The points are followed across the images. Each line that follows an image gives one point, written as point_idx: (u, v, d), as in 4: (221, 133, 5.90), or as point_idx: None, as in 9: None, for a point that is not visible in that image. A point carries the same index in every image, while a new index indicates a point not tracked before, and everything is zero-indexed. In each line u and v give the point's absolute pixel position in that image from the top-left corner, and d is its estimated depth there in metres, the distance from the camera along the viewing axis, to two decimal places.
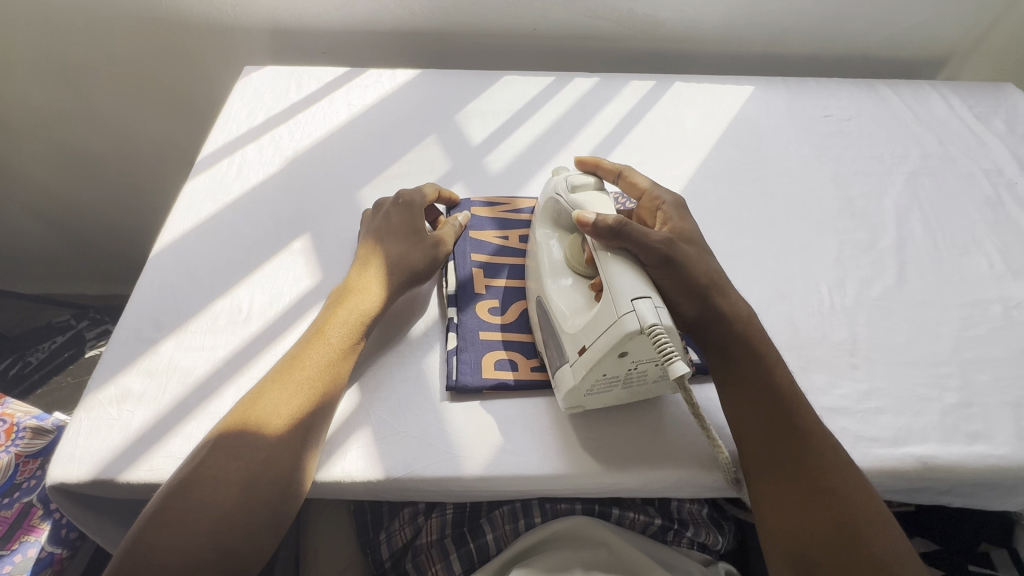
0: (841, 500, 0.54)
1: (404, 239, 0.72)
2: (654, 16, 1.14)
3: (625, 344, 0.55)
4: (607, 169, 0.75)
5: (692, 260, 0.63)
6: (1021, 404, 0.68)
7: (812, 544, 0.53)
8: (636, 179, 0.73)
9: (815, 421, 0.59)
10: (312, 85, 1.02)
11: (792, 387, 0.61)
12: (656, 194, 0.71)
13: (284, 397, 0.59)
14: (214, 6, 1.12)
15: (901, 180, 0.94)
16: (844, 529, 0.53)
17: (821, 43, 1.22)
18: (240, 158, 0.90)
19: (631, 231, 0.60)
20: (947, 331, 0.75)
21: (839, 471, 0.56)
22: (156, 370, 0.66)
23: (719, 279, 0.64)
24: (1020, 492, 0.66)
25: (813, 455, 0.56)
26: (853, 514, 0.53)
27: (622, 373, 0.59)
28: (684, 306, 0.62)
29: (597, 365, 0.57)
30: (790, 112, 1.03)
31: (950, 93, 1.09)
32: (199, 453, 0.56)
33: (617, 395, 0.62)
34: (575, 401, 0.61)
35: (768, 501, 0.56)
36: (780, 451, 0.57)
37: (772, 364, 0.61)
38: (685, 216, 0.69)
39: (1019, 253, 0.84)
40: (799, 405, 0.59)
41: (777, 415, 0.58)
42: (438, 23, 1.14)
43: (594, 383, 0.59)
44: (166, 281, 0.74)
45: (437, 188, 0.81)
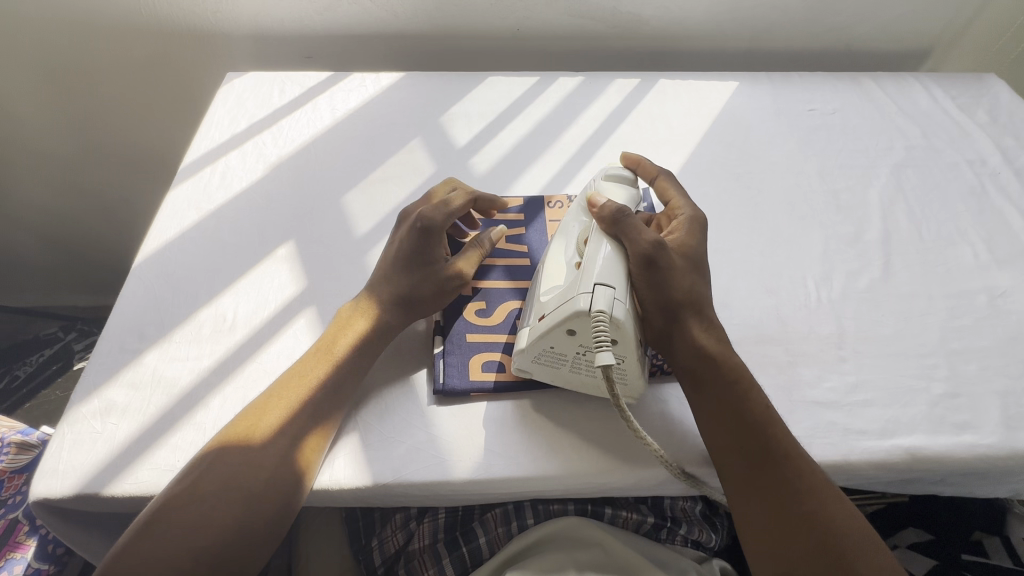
0: (822, 522, 0.54)
1: (421, 270, 0.69)
2: (637, 14, 1.14)
3: (572, 321, 0.58)
4: (647, 170, 0.78)
5: (676, 274, 0.62)
6: (1008, 393, 0.69)
7: (794, 566, 0.53)
8: (668, 186, 0.75)
9: (793, 441, 0.59)
10: (295, 90, 1.02)
11: (768, 410, 0.60)
12: (678, 203, 0.72)
13: (286, 416, 0.59)
14: (193, 13, 1.11)
15: (886, 173, 0.94)
16: (826, 551, 0.53)
17: (805, 37, 1.22)
18: (224, 165, 0.90)
19: (626, 225, 0.62)
20: (934, 322, 0.76)
21: (821, 493, 0.55)
22: (140, 381, 0.66)
23: (699, 301, 0.63)
24: (1009, 481, 0.66)
25: (791, 476, 0.56)
26: (834, 532, 0.53)
27: (570, 354, 0.61)
28: (652, 316, 0.62)
29: (545, 334, 0.60)
30: (775, 107, 1.03)
31: (933, 84, 1.09)
32: (196, 465, 0.55)
33: (564, 376, 0.64)
34: (524, 364, 0.64)
35: (750, 521, 0.56)
36: (757, 474, 0.57)
37: (749, 386, 0.61)
38: (697, 234, 0.68)
39: (1004, 242, 0.85)
40: (775, 428, 0.59)
41: (751, 441, 0.58)
42: (421, 26, 1.14)
43: (540, 351, 0.62)
44: (150, 291, 0.74)
45: (466, 191, 0.74)
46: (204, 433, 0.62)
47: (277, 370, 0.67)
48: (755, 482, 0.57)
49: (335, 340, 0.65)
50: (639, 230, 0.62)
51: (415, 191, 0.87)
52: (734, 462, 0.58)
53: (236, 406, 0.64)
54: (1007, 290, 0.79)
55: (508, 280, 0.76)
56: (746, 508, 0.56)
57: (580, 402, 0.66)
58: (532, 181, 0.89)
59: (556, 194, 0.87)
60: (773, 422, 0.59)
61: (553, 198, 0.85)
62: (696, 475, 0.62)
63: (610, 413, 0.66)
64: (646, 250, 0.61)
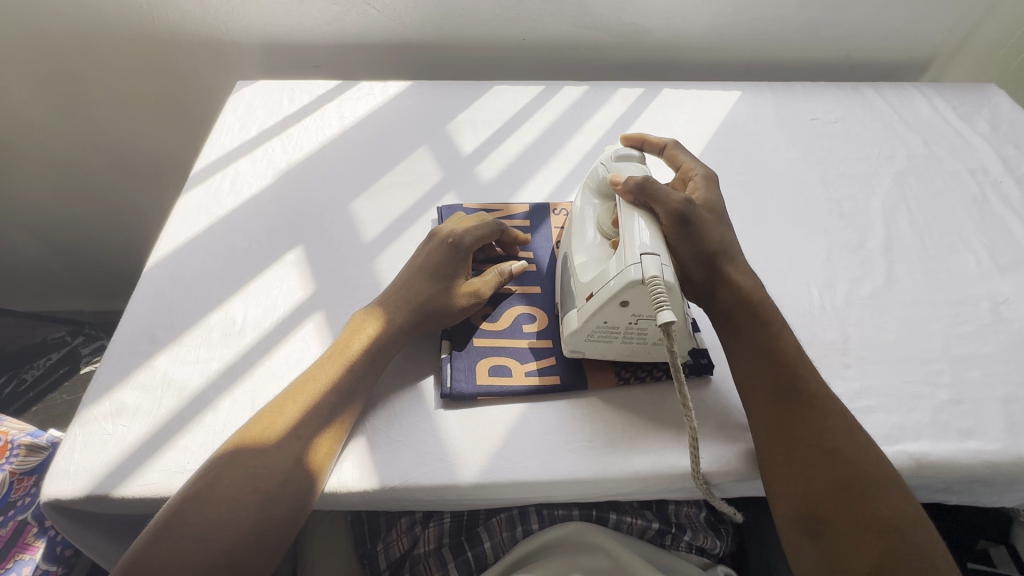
0: (847, 461, 0.55)
1: (441, 282, 0.70)
2: (641, 25, 1.15)
3: (626, 293, 0.58)
4: (653, 143, 0.79)
5: (707, 227, 0.65)
6: (1012, 399, 0.69)
7: (821, 505, 0.54)
8: (677, 154, 0.77)
9: (822, 386, 0.60)
10: (304, 98, 1.03)
11: (799, 356, 0.61)
12: (690, 166, 0.75)
13: (300, 420, 0.59)
14: (205, 23, 1.13)
15: (888, 181, 0.95)
16: (853, 489, 0.53)
17: (807, 48, 1.23)
18: (233, 172, 0.91)
19: (653, 190, 0.63)
20: (937, 329, 0.76)
21: (847, 436, 0.56)
22: (151, 384, 0.66)
23: (731, 249, 0.66)
24: (1015, 488, 0.67)
25: (818, 418, 0.57)
26: (859, 473, 0.54)
27: (622, 326, 0.63)
28: (693, 271, 0.64)
29: (599, 310, 0.61)
30: (778, 116, 1.04)
31: (934, 94, 1.10)
32: (211, 469, 0.56)
33: (617, 346, 0.66)
34: (576, 344, 0.66)
35: (775, 466, 0.57)
36: (787, 416, 0.58)
37: (780, 330, 0.63)
38: (714, 187, 0.71)
39: (1006, 250, 0.85)
40: (805, 371, 0.60)
41: (781, 384, 0.60)
42: (429, 36, 1.15)
43: (595, 328, 0.64)
44: (161, 295, 0.75)
45: (502, 230, 0.75)
46: (213, 435, 0.62)
47: (284, 373, 0.68)
48: (784, 424, 0.58)
49: (355, 352, 0.65)
50: (666, 191, 0.63)
51: (422, 197, 0.88)
52: (763, 405, 0.59)
53: (245, 409, 0.65)
54: (1010, 297, 0.79)
55: (514, 287, 0.76)
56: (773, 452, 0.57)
57: (586, 406, 0.67)
58: (538, 188, 0.90)
59: (561, 200, 0.88)
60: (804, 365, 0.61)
61: (558, 205, 0.86)
62: (710, 480, 0.62)
63: (616, 417, 0.66)
64: (678, 208, 0.62)
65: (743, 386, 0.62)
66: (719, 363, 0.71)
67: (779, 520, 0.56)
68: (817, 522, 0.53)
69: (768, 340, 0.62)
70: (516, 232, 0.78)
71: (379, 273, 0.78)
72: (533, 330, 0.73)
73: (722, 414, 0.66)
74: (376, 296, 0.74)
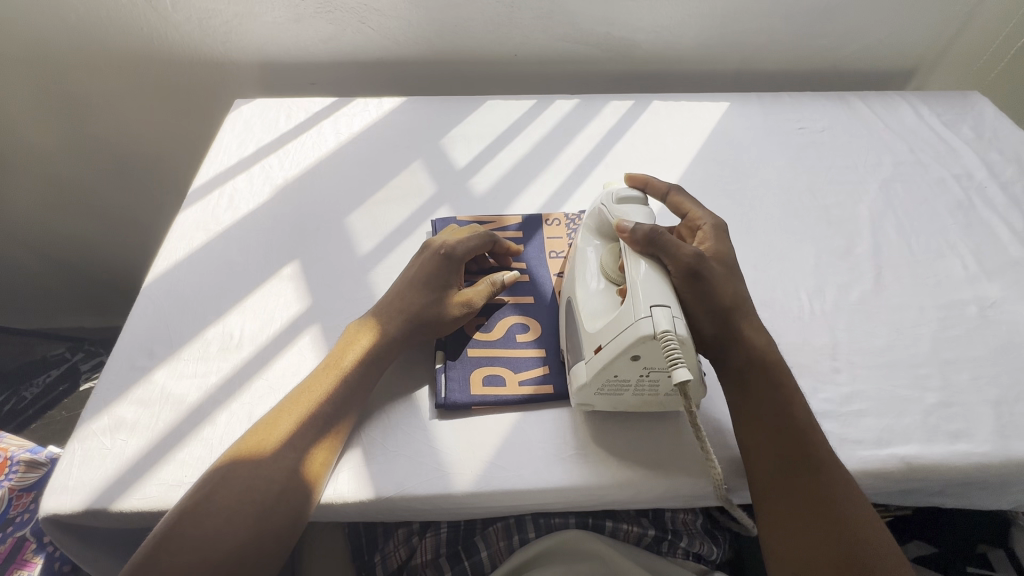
0: (852, 529, 0.55)
1: (433, 292, 0.71)
2: (630, 39, 1.18)
3: (637, 347, 0.57)
4: (657, 187, 0.78)
5: (719, 281, 0.65)
6: (1000, 401, 0.70)
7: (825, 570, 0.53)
8: (682, 201, 0.76)
9: (830, 450, 0.60)
10: (301, 115, 1.05)
11: (809, 419, 0.62)
12: (697, 215, 0.74)
13: (298, 430, 0.60)
14: (204, 42, 1.16)
15: (875, 188, 0.97)
16: (856, 558, 0.53)
17: (793, 59, 1.26)
18: (231, 188, 0.93)
19: (664, 242, 0.63)
20: (925, 332, 0.77)
21: (853, 503, 0.57)
22: (149, 399, 0.67)
23: (742, 303, 0.67)
24: (1007, 490, 0.67)
25: (825, 483, 0.57)
26: (863, 541, 0.54)
27: (633, 379, 0.61)
28: (704, 325, 0.65)
29: (609, 364, 0.60)
30: (766, 126, 1.06)
31: (919, 102, 1.12)
32: (210, 479, 0.57)
33: (628, 399, 0.64)
34: (585, 398, 0.64)
35: (778, 527, 0.57)
36: (794, 479, 0.58)
37: (791, 390, 0.63)
38: (723, 239, 0.71)
39: (992, 254, 0.87)
40: (813, 433, 0.61)
41: (790, 445, 0.60)
42: (423, 52, 1.18)
43: (604, 382, 0.62)
44: (160, 311, 0.76)
45: (493, 241, 0.77)
46: (209, 448, 0.63)
47: (280, 385, 0.68)
48: (791, 486, 0.58)
49: (350, 363, 0.66)
50: (678, 244, 0.63)
51: (417, 211, 0.90)
52: (769, 466, 0.59)
53: (241, 422, 0.65)
54: (997, 301, 0.80)
55: (508, 298, 0.77)
56: (776, 511, 0.57)
57: (580, 414, 0.68)
58: (531, 201, 0.92)
59: (554, 212, 0.89)
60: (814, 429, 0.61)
61: (551, 216, 0.87)
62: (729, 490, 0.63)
63: (610, 425, 0.67)
64: (689, 263, 0.63)
65: (746, 445, 0.62)
66: (708, 368, 0.72)
67: None
68: None
69: (777, 401, 0.62)
70: (508, 242, 0.79)
71: (374, 285, 0.79)
72: (527, 340, 0.74)
73: (713, 420, 0.67)
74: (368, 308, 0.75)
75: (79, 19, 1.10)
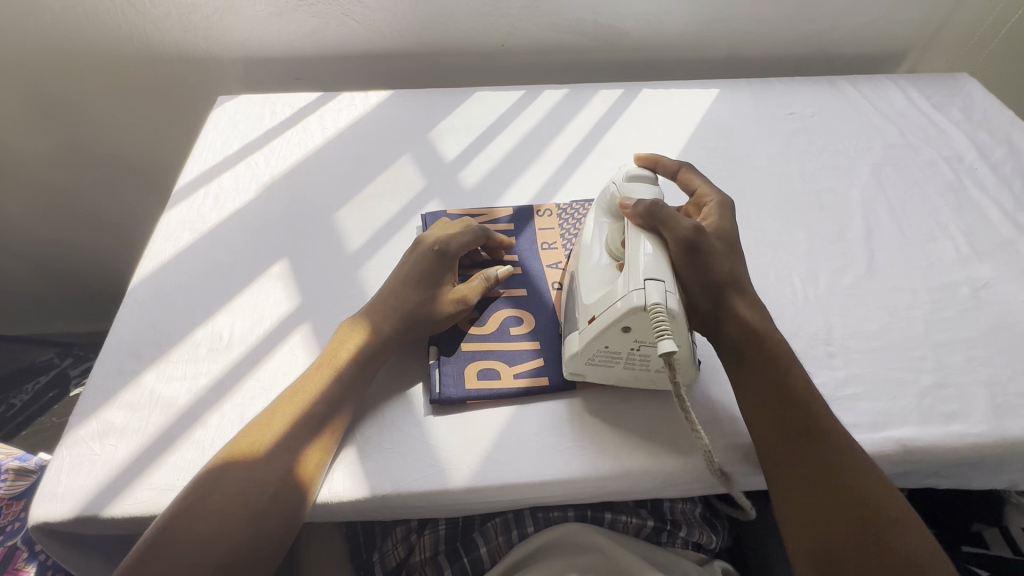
0: (860, 495, 0.54)
1: (426, 289, 0.70)
2: (618, 27, 1.17)
3: (628, 318, 0.58)
4: (667, 166, 0.79)
5: (717, 256, 0.64)
6: (994, 381, 0.70)
7: (836, 541, 0.53)
8: (691, 177, 0.76)
9: (831, 417, 0.60)
10: (286, 111, 1.04)
11: (808, 387, 0.61)
12: (705, 191, 0.74)
13: (291, 430, 0.60)
14: (185, 39, 1.13)
15: (866, 172, 0.96)
16: (867, 524, 0.53)
17: (782, 44, 1.25)
18: (216, 187, 0.91)
19: (663, 214, 0.63)
20: (918, 315, 0.77)
21: (859, 467, 0.56)
22: (138, 402, 0.66)
23: (741, 280, 0.66)
24: (1002, 469, 0.68)
25: (829, 452, 0.57)
26: (873, 505, 0.54)
27: (624, 351, 0.62)
28: (699, 300, 0.63)
29: (601, 334, 0.61)
30: (757, 112, 1.06)
31: (908, 85, 1.12)
32: (201, 481, 0.56)
33: (619, 371, 0.65)
34: (576, 367, 0.65)
35: (787, 498, 0.56)
36: (797, 449, 0.58)
37: (787, 358, 0.62)
38: (728, 216, 0.71)
39: (984, 235, 0.87)
40: (813, 401, 0.60)
41: (791, 416, 0.59)
42: (409, 44, 1.16)
43: (596, 352, 0.63)
44: (147, 313, 0.74)
45: (486, 235, 0.76)
46: (201, 451, 0.62)
47: (272, 385, 0.68)
48: (794, 457, 0.57)
49: (343, 361, 0.65)
50: (676, 215, 0.63)
51: (407, 205, 0.89)
52: (772, 439, 0.59)
53: (233, 423, 0.64)
54: (989, 281, 0.81)
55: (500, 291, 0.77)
56: (783, 482, 0.57)
57: (577, 405, 0.67)
58: (522, 193, 0.91)
59: (545, 203, 0.89)
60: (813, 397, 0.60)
61: (542, 208, 0.87)
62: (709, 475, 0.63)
63: (609, 416, 0.66)
64: (687, 237, 0.62)
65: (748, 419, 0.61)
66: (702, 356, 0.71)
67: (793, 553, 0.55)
68: (831, 559, 0.53)
69: (776, 374, 0.61)
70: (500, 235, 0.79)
71: (366, 281, 0.78)
72: (521, 333, 0.73)
73: (709, 408, 0.67)
74: (360, 306, 0.74)
75: (55, 18, 1.08)
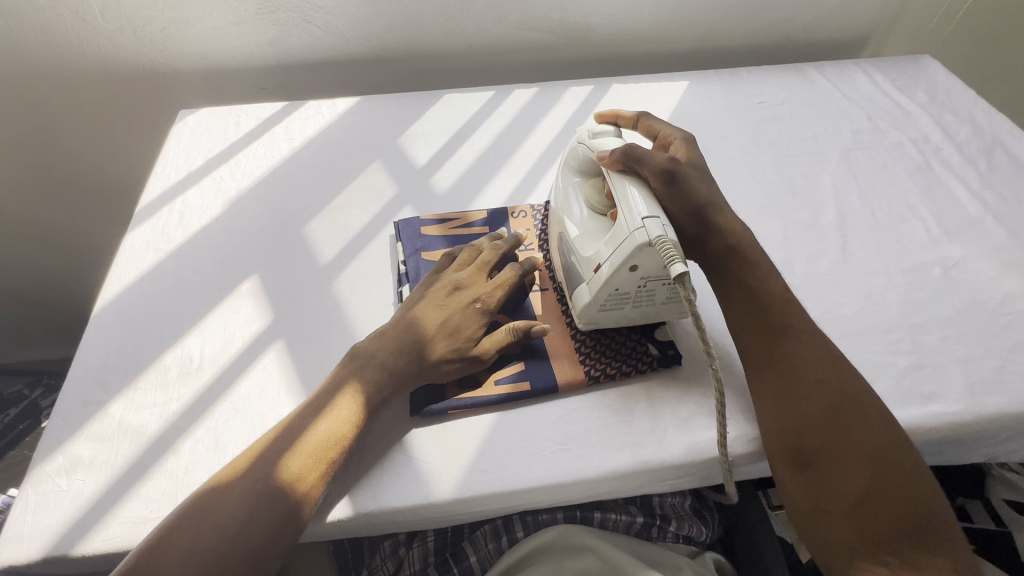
0: (831, 391, 0.59)
1: (444, 328, 0.66)
2: (585, 22, 1.16)
3: (636, 257, 0.59)
4: (626, 117, 0.80)
5: (693, 183, 0.67)
6: (968, 359, 0.71)
7: (808, 436, 0.58)
8: (651, 123, 0.79)
9: (811, 325, 0.64)
10: (250, 122, 1.01)
11: (787, 296, 0.66)
12: (668, 132, 0.77)
13: (279, 451, 0.58)
14: (141, 52, 1.10)
15: (836, 157, 0.97)
16: (837, 418, 0.58)
17: (748, 34, 1.26)
18: (181, 204, 0.88)
19: (637, 154, 0.64)
20: (893, 297, 0.78)
21: (836, 368, 0.61)
22: (106, 434, 0.63)
23: (718, 201, 0.69)
24: (980, 445, 0.68)
25: (806, 354, 0.62)
26: (844, 402, 0.59)
27: (633, 291, 0.63)
28: (685, 224, 0.67)
29: (610, 279, 0.61)
30: (726, 103, 1.06)
31: (873, 69, 1.13)
32: (185, 503, 0.55)
33: (629, 312, 0.67)
34: (591, 316, 0.67)
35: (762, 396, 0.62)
36: (774, 353, 0.63)
37: (789, 300, 0.65)
38: (694, 149, 0.75)
39: (953, 214, 0.88)
40: (792, 310, 0.65)
41: (770, 323, 0.64)
42: (374, 48, 1.14)
43: (606, 298, 0.64)
44: (112, 339, 0.72)
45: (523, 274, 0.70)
46: (175, 480, 0.60)
47: (248, 407, 0.66)
48: (770, 360, 0.63)
49: (346, 383, 0.63)
50: (650, 153, 0.64)
51: (379, 214, 0.87)
52: (754, 343, 0.64)
53: (208, 449, 0.62)
54: (959, 260, 0.82)
55: None
56: (763, 384, 0.62)
57: (560, 408, 0.67)
58: (495, 195, 0.90)
59: (520, 204, 0.88)
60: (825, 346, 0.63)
61: (517, 209, 0.86)
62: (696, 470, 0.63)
63: (593, 417, 0.66)
64: (664, 168, 0.64)
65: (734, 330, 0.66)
66: (683, 351, 0.71)
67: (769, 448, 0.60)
68: (804, 452, 0.58)
69: (756, 286, 0.66)
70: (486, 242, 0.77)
71: (339, 294, 0.77)
72: None
73: (692, 403, 0.67)
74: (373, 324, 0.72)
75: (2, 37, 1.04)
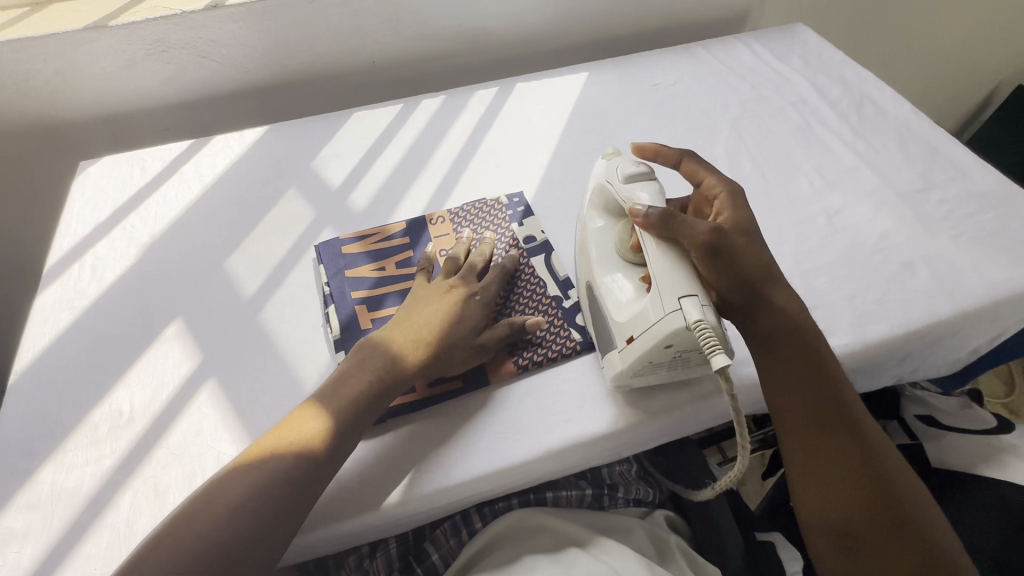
0: (882, 477, 0.59)
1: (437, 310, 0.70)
2: (483, 26, 1.20)
3: (673, 338, 0.58)
4: (668, 155, 0.76)
5: (743, 252, 0.63)
6: (854, 295, 0.79)
7: (858, 525, 0.57)
8: (695, 167, 0.74)
9: (857, 401, 0.63)
10: (156, 165, 0.99)
11: (836, 370, 0.64)
12: (712, 183, 0.72)
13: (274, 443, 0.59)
14: (30, 108, 1.06)
15: (727, 128, 1.05)
16: (888, 507, 0.57)
17: (640, 19, 1.33)
18: (92, 257, 0.86)
19: (677, 223, 0.61)
20: (787, 249, 0.85)
21: (880, 448, 0.61)
22: (39, 500, 0.62)
23: (771, 270, 0.65)
24: (873, 370, 0.77)
25: (855, 434, 0.61)
26: (893, 487, 0.58)
27: (669, 359, 0.63)
28: (732, 297, 0.63)
29: (644, 353, 0.61)
30: (624, 89, 1.12)
31: (753, 41, 1.22)
32: (181, 505, 0.56)
33: (661, 375, 0.67)
34: (623, 381, 0.67)
35: (810, 479, 0.60)
36: (823, 432, 0.61)
37: (815, 345, 0.64)
38: (741, 206, 0.69)
39: (832, 167, 0.97)
40: (840, 386, 0.63)
41: (821, 402, 0.62)
42: (277, 75, 1.14)
43: (641, 366, 0.64)
44: (33, 405, 0.70)
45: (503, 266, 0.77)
46: (118, 533, 0.60)
47: (185, 450, 0.66)
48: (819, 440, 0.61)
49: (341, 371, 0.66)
50: (692, 222, 0.61)
51: (299, 239, 0.88)
52: (799, 421, 0.62)
53: (149, 498, 0.63)
54: (840, 208, 0.90)
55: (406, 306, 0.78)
56: (807, 466, 0.60)
57: (495, 400, 0.70)
58: (413, 205, 0.92)
59: (437, 211, 0.90)
60: (815, 341, 0.64)
61: (434, 216, 0.88)
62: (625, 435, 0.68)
63: (526, 403, 0.70)
64: (705, 240, 0.61)
65: (777, 404, 0.63)
66: None
67: (812, 532, 0.59)
68: (852, 541, 0.57)
69: (805, 360, 0.63)
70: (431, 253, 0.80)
71: (267, 324, 0.77)
72: None
73: None
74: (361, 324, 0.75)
75: None
